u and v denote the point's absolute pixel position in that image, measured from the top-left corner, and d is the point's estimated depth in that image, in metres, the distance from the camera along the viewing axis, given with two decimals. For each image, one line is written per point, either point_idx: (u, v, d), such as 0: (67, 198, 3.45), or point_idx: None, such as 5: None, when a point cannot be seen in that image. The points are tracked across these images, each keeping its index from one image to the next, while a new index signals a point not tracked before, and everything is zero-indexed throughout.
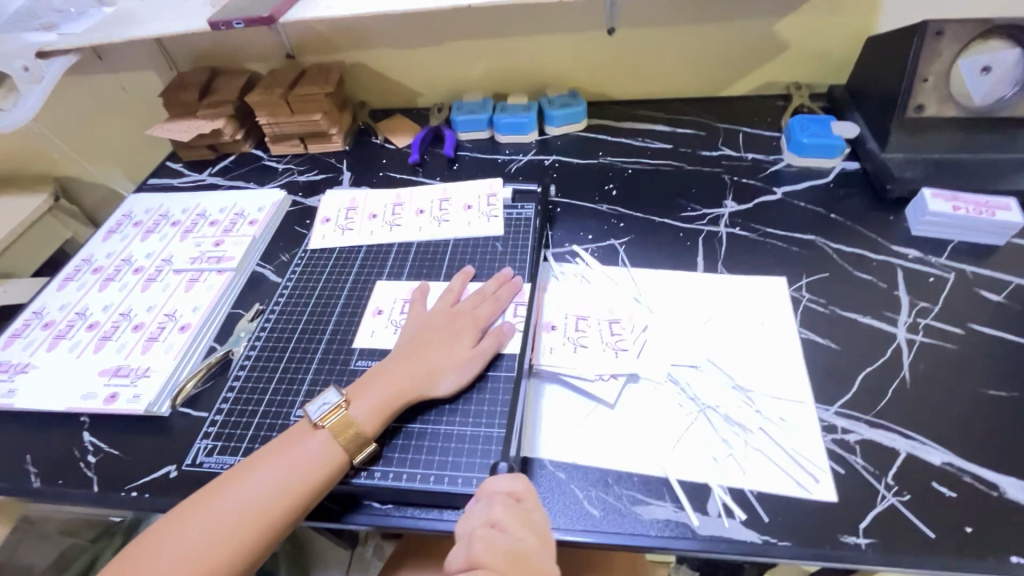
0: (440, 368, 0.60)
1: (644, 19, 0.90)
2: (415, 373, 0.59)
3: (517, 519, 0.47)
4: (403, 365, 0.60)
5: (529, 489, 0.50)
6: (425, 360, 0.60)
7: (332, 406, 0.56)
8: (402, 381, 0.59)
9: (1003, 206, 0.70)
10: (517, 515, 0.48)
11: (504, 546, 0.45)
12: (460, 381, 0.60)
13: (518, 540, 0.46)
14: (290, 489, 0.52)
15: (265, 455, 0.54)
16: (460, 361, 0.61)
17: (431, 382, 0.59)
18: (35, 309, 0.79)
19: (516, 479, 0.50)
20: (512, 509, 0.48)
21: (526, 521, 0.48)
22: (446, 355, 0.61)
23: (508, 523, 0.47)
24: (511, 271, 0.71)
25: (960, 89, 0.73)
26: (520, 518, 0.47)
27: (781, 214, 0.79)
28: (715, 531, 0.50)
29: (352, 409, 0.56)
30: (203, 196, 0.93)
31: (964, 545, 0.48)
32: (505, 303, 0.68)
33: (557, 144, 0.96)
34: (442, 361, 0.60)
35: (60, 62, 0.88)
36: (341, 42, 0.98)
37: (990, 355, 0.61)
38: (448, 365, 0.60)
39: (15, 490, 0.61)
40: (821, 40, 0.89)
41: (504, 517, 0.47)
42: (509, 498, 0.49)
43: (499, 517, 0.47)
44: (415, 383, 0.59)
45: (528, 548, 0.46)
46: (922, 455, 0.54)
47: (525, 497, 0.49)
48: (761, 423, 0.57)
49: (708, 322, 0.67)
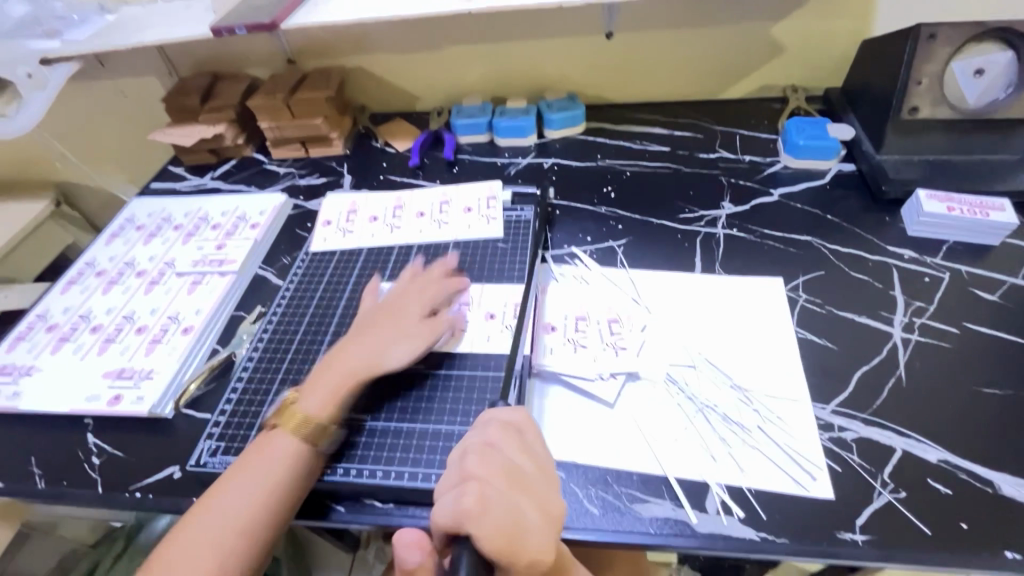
0: (382, 346, 0.61)
1: (642, 23, 0.91)
2: (360, 358, 0.60)
3: (514, 443, 0.47)
4: (347, 351, 0.61)
5: (528, 420, 0.50)
6: (365, 343, 0.62)
7: (286, 403, 0.57)
8: (344, 366, 0.60)
9: (997, 206, 0.71)
10: (516, 438, 0.48)
11: (500, 463, 0.44)
12: (407, 355, 0.61)
13: (515, 461, 0.45)
14: (264, 495, 0.52)
15: (233, 471, 0.54)
16: (401, 339, 0.62)
17: (376, 359, 0.60)
18: (38, 313, 0.80)
19: (515, 411, 0.51)
20: (511, 435, 0.48)
21: (524, 447, 0.47)
22: (386, 335, 0.62)
23: (508, 446, 0.46)
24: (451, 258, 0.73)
25: (953, 91, 0.74)
26: (519, 441, 0.47)
27: (778, 215, 0.80)
28: (713, 528, 0.51)
29: (302, 403, 0.57)
30: (205, 200, 0.94)
31: (959, 540, 0.49)
32: (444, 282, 0.69)
33: (556, 147, 0.97)
34: (386, 340, 0.62)
35: (61, 70, 0.92)
36: (341, 47, 0.99)
37: (985, 353, 0.61)
38: (392, 346, 0.61)
39: (20, 492, 0.62)
40: (816, 43, 0.90)
41: (501, 441, 0.47)
42: (507, 427, 0.49)
43: (496, 439, 0.47)
44: (360, 365, 0.60)
45: (524, 470, 0.45)
46: (919, 452, 0.54)
47: (525, 427, 0.49)
48: (759, 421, 0.58)
49: (705, 322, 0.67)
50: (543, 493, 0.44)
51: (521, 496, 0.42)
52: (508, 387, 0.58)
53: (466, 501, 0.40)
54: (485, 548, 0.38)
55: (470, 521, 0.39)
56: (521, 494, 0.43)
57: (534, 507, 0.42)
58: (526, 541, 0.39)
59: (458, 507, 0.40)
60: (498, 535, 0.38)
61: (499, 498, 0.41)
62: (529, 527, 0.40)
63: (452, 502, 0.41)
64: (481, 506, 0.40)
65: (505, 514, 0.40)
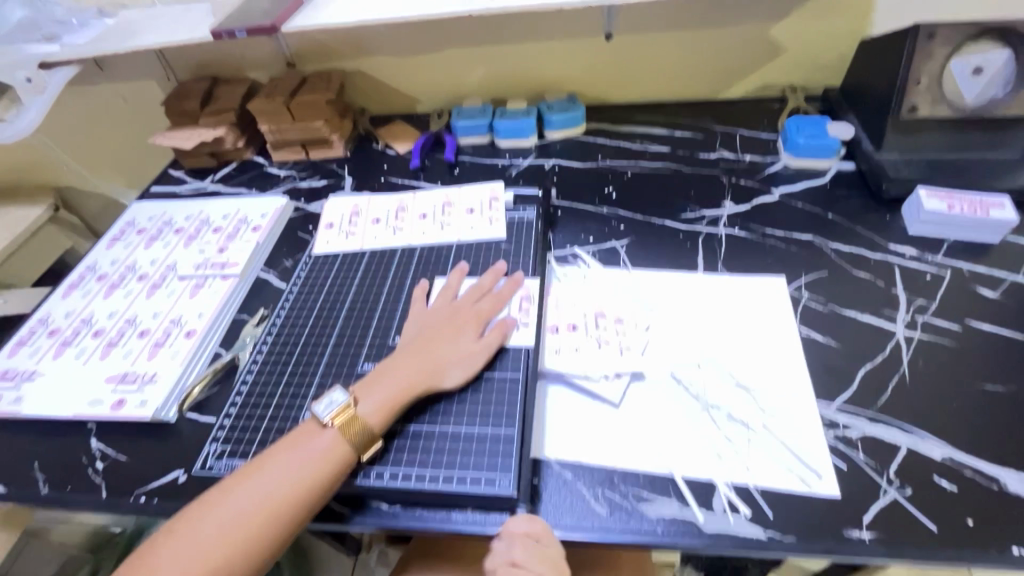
0: (445, 362, 0.61)
1: (640, 24, 0.91)
2: (420, 369, 0.60)
3: (536, 557, 0.48)
4: (408, 360, 0.61)
5: (545, 526, 0.51)
6: (428, 355, 0.62)
7: (341, 405, 0.57)
8: (405, 378, 0.59)
9: (997, 204, 0.72)
10: (538, 553, 0.49)
11: None
12: (466, 374, 0.61)
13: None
14: (296, 485, 0.52)
15: (274, 452, 0.55)
16: (464, 354, 0.62)
17: (438, 375, 0.60)
18: (39, 317, 0.80)
19: (534, 517, 0.51)
20: (530, 549, 0.49)
21: (544, 557, 0.49)
22: (448, 350, 0.62)
23: (529, 564, 0.48)
24: (504, 266, 0.73)
25: (951, 87, 0.74)
26: (542, 556, 0.49)
27: (779, 214, 0.80)
28: (720, 527, 0.51)
29: (360, 407, 0.57)
30: (206, 203, 0.94)
31: (964, 536, 0.49)
32: (505, 292, 0.69)
33: (556, 148, 0.97)
34: (446, 355, 0.62)
35: (60, 74, 0.90)
36: (341, 50, 0.99)
37: (988, 350, 0.62)
38: (451, 358, 0.62)
39: (23, 497, 0.61)
40: (814, 44, 0.91)
41: (523, 558, 0.49)
42: (527, 538, 0.50)
43: (519, 559, 0.48)
44: (421, 377, 0.60)
45: None
46: (923, 449, 0.55)
47: (543, 534, 0.50)
48: (764, 420, 0.58)
49: (708, 323, 0.67)
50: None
51: None
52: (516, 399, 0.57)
53: None
54: None
55: None
56: None
57: None
58: None
59: None
60: None
61: None
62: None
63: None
64: None
65: None
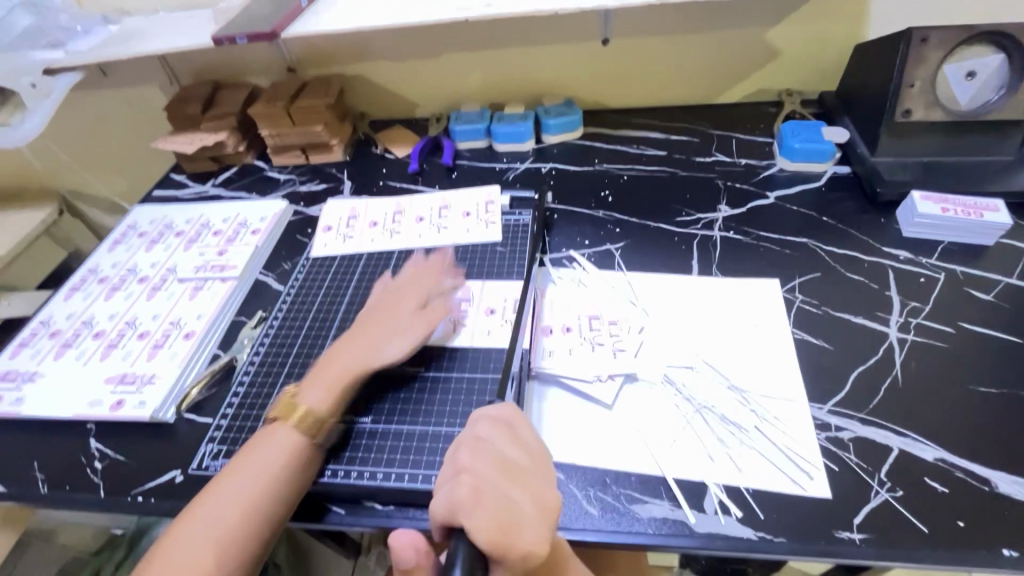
0: (380, 342, 0.63)
1: (636, 29, 0.92)
2: (357, 352, 0.61)
3: (506, 438, 0.46)
4: (351, 344, 0.63)
5: (519, 415, 0.48)
6: (361, 338, 0.63)
7: (282, 399, 0.58)
8: (343, 363, 0.60)
9: (991, 207, 0.72)
10: (507, 436, 0.46)
11: (494, 455, 0.44)
12: (404, 347, 0.63)
13: (508, 453, 0.44)
14: (282, 474, 0.53)
15: (240, 456, 0.55)
16: (404, 329, 0.64)
17: (375, 354, 0.62)
18: (41, 320, 0.81)
19: (507, 407, 0.49)
20: (502, 429, 0.46)
21: (516, 440, 0.46)
22: (384, 331, 0.64)
23: (498, 441, 0.45)
24: (443, 252, 0.76)
25: (945, 92, 0.75)
26: (511, 439, 0.46)
27: (774, 218, 0.81)
28: (711, 528, 0.51)
29: (300, 396, 0.58)
30: (207, 207, 0.95)
31: (955, 538, 0.49)
32: (439, 280, 0.71)
33: (554, 152, 0.98)
34: (381, 335, 0.63)
35: (66, 79, 0.91)
36: (341, 55, 1.00)
37: (982, 352, 0.62)
38: (386, 337, 0.63)
39: (22, 496, 0.62)
40: (810, 48, 0.91)
41: (493, 436, 0.46)
42: (499, 422, 0.47)
43: (487, 436, 0.46)
44: (358, 359, 0.61)
45: (517, 463, 0.44)
46: (915, 451, 0.55)
47: (517, 422, 0.48)
48: (756, 422, 0.58)
49: (702, 325, 0.68)
50: (537, 484, 0.43)
51: (512, 484, 0.42)
52: (506, 392, 0.58)
53: (460, 493, 0.40)
54: (477, 533, 0.37)
55: (465, 511, 0.39)
56: (513, 485, 0.42)
57: (527, 495, 0.42)
58: (518, 529, 0.39)
59: (451, 499, 0.40)
60: (491, 519, 0.38)
61: (492, 488, 0.41)
62: (523, 513, 0.40)
63: (447, 496, 0.40)
64: (474, 497, 0.40)
65: (499, 504, 0.39)
